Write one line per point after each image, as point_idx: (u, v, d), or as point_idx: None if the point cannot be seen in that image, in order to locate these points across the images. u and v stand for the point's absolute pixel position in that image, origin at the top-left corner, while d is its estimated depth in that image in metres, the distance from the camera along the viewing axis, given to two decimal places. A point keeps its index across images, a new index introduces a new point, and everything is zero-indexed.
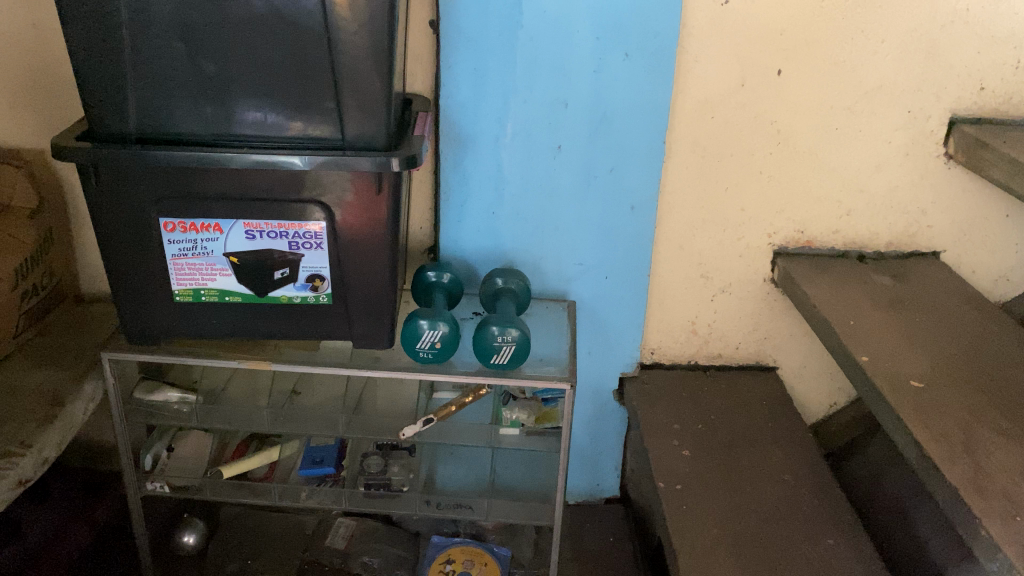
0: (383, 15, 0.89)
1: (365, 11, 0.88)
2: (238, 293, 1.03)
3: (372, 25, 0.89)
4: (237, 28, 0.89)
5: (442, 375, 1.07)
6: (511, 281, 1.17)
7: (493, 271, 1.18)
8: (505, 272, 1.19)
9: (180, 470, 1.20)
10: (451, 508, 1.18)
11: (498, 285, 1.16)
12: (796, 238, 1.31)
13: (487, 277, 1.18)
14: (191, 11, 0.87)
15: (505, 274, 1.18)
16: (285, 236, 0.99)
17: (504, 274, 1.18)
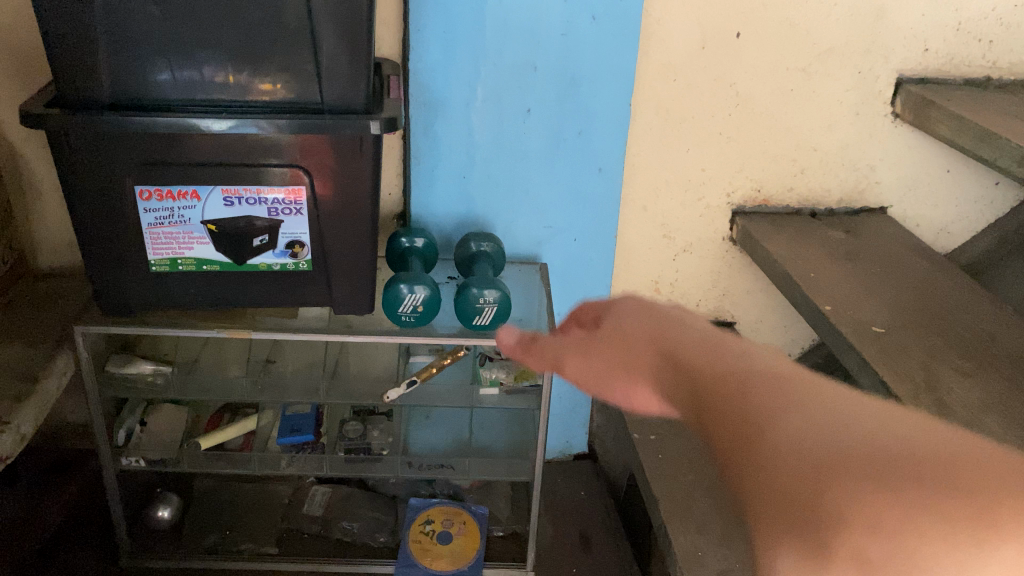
0: None
1: None
2: (216, 261, 1.03)
3: None
4: None
5: (425, 338, 1.08)
6: (482, 245, 1.19)
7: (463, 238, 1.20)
8: (474, 237, 1.20)
9: (156, 444, 1.19)
10: (433, 468, 1.20)
11: (470, 251, 1.18)
12: (754, 197, 1.36)
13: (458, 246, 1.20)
14: None
15: (474, 240, 1.19)
16: (263, 202, 0.99)
17: (473, 239, 1.19)
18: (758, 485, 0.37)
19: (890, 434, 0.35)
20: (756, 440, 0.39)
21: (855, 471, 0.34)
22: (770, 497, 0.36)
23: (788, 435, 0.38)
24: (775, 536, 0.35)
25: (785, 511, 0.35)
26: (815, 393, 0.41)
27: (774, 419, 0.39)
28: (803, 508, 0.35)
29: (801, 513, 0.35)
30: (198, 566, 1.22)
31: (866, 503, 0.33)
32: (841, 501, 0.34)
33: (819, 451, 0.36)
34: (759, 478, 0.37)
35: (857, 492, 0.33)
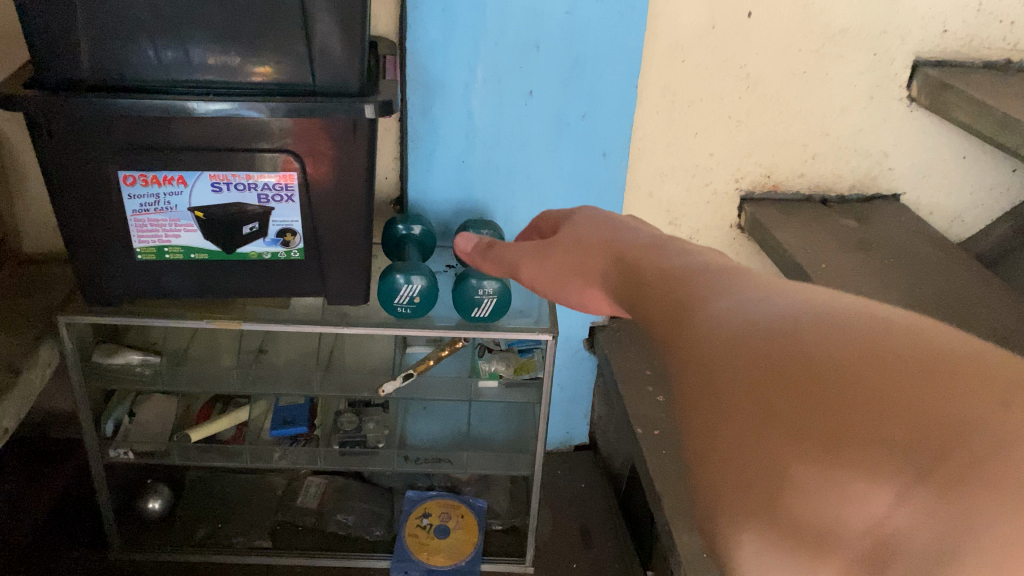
0: None
1: None
2: (204, 249, 0.99)
3: None
4: None
5: (421, 330, 1.04)
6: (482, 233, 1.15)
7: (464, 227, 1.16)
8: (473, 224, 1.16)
9: (145, 435, 1.16)
10: (429, 462, 1.16)
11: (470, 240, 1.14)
12: (763, 183, 1.31)
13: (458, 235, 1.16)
14: None
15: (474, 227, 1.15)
16: (253, 188, 0.94)
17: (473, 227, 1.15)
18: (688, 372, 0.39)
19: (811, 308, 0.37)
20: (693, 329, 0.40)
21: (772, 335, 0.36)
22: (698, 370, 0.38)
23: (713, 317, 0.40)
24: (706, 404, 0.37)
25: (708, 384, 0.37)
26: (764, 288, 0.42)
27: (709, 308, 0.41)
28: (724, 377, 0.36)
29: (723, 379, 0.36)
30: (189, 560, 1.19)
31: (774, 360, 0.34)
32: (754, 360, 0.35)
33: (740, 326, 0.38)
34: (689, 356, 0.39)
35: (767, 354, 0.35)
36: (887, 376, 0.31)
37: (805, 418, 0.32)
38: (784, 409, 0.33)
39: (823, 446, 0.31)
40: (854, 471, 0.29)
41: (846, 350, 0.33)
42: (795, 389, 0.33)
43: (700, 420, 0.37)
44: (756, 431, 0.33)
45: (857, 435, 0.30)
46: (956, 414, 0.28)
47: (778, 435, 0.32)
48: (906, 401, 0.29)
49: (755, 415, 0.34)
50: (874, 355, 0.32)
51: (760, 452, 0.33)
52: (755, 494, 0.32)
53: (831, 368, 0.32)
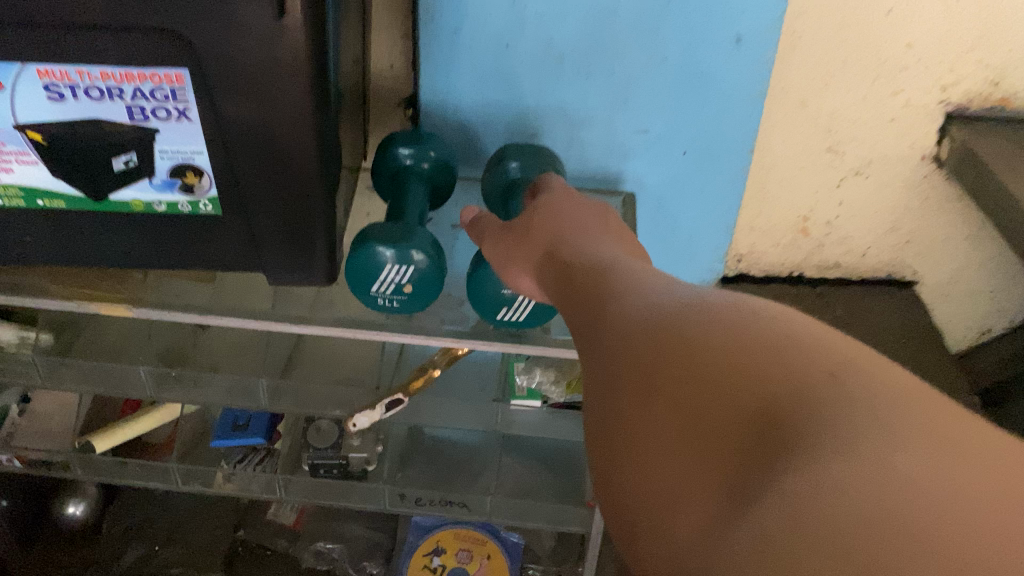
0: None
1: None
2: (57, 194, 0.59)
3: None
4: None
5: (414, 337, 0.64)
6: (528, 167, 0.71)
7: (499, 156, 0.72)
8: (515, 151, 0.72)
9: (38, 436, 0.81)
10: (437, 505, 0.79)
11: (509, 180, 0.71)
12: (987, 93, 0.82)
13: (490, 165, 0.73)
14: None
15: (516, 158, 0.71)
16: (118, 96, 0.53)
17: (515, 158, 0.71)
18: (601, 372, 0.35)
19: (713, 296, 0.34)
20: (599, 312, 0.38)
21: (663, 314, 0.34)
22: (597, 350, 0.37)
23: (631, 311, 0.36)
24: (608, 390, 0.34)
25: (601, 360, 0.36)
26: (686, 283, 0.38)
27: (613, 292, 0.39)
28: (620, 354, 0.34)
29: (620, 367, 0.34)
30: None
31: (660, 340, 0.33)
32: (641, 333, 0.34)
33: (643, 306, 0.36)
34: (594, 339, 0.37)
35: (665, 348, 0.32)
36: (769, 361, 0.29)
37: (676, 382, 0.31)
38: (665, 372, 0.31)
39: (688, 408, 0.30)
40: (717, 435, 0.28)
41: (725, 324, 0.31)
42: (680, 361, 0.31)
43: (608, 418, 0.34)
44: (634, 394, 0.32)
45: (727, 404, 0.28)
46: (812, 394, 0.27)
47: (654, 396, 0.31)
48: (778, 383, 0.28)
49: (640, 386, 0.32)
50: (739, 340, 0.30)
51: (631, 409, 0.32)
52: (634, 458, 0.31)
53: (705, 342, 0.31)
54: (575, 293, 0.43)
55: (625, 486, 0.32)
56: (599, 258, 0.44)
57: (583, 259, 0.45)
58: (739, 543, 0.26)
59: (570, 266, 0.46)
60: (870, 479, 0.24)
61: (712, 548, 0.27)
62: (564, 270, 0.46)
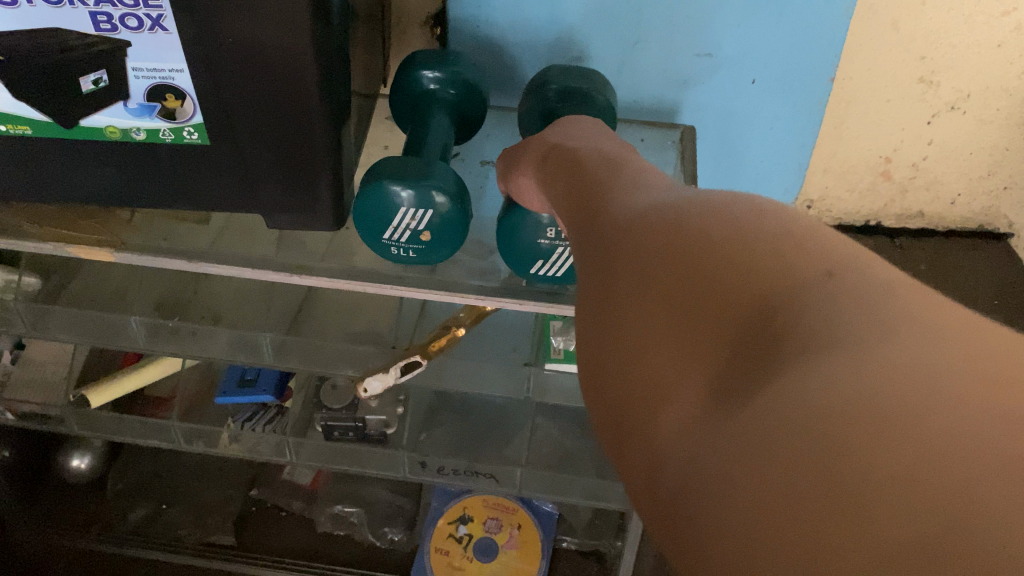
0: None
1: None
2: (21, 119, 0.50)
3: None
4: None
5: (432, 294, 0.56)
6: (568, 91, 0.60)
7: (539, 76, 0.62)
8: (559, 72, 0.62)
9: (34, 388, 0.74)
10: (463, 476, 0.71)
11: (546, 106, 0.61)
12: None
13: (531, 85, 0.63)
14: None
15: (556, 80, 0.61)
16: (80, 2, 0.44)
17: (554, 79, 0.61)
18: (581, 266, 0.30)
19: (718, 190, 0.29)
20: (594, 203, 0.32)
21: (659, 202, 0.28)
22: (584, 238, 0.31)
23: (628, 197, 0.31)
24: (584, 283, 0.29)
25: (585, 248, 0.30)
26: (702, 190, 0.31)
27: (611, 183, 0.33)
28: (606, 241, 0.29)
29: (600, 257, 0.28)
30: (116, 560, 0.82)
31: (646, 229, 0.27)
32: (633, 219, 0.28)
33: (641, 198, 0.30)
34: (584, 230, 0.32)
35: (650, 238, 0.26)
36: (775, 249, 0.23)
37: (658, 262, 0.25)
38: (651, 254, 0.26)
39: (668, 290, 0.24)
40: (701, 321, 0.23)
41: (730, 211, 0.26)
42: (670, 243, 0.25)
43: (578, 316, 0.28)
44: (608, 278, 0.27)
45: (718, 287, 0.23)
46: (820, 284, 0.21)
47: (633, 280, 0.26)
48: (776, 268, 0.22)
49: (615, 285, 0.26)
50: (736, 236, 0.24)
51: (607, 294, 0.27)
52: (602, 351, 0.26)
53: (699, 224, 0.25)
54: (570, 189, 0.36)
55: (591, 384, 0.26)
56: (623, 165, 0.35)
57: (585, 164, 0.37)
58: (707, 446, 0.21)
59: (566, 174, 0.38)
60: (858, 371, 0.19)
61: (682, 456, 0.21)
62: (563, 176, 0.38)
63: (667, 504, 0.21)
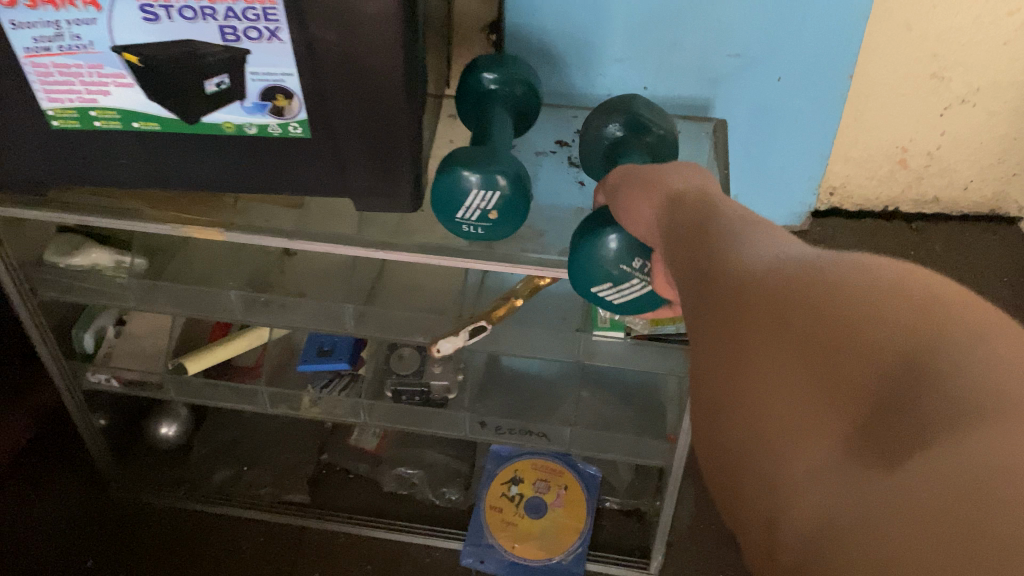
0: None
1: None
2: (152, 116, 0.60)
3: None
4: None
5: (498, 265, 0.64)
6: (643, 127, 0.63)
7: (624, 99, 0.65)
8: (642, 105, 0.65)
9: (135, 357, 0.84)
10: (518, 434, 0.79)
11: (615, 134, 0.63)
12: None
13: (612, 101, 0.65)
14: None
15: (639, 111, 0.63)
16: (211, 17, 0.53)
17: (638, 112, 0.63)
18: (711, 314, 0.34)
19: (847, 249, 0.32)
20: (714, 252, 0.36)
21: (790, 264, 0.32)
22: (709, 289, 0.35)
23: (755, 247, 0.35)
24: (718, 331, 0.33)
25: (713, 299, 0.34)
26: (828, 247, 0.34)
27: (732, 230, 0.37)
28: (739, 299, 0.33)
29: (735, 310, 0.33)
30: (203, 517, 0.91)
31: (778, 290, 0.31)
32: (765, 281, 0.32)
33: (772, 256, 0.33)
34: (705, 279, 0.35)
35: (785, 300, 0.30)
36: (909, 320, 0.27)
37: (798, 331, 0.29)
38: (790, 322, 0.30)
39: (812, 359, 0.28)
40: (847, 388, 0.27)
41: (868, 279, 0.29)
42: (809, 311, 0.29)
43: (713, 362, 0.33)
44: (747, 343, 0.31)
45: (862, 357, 0.27)
46: (957, 358, 0.25)
47: (777, 345, 0.30)
48: (920, 342, 0.26)
49: (754, 342, 0.31)
50: (864, 305, 0.28)
51: (747, 355, 0.31)
52: (748, 411, 0.30)
53: (834, 293, 0.29)
54: (690, 220, 0.40)
55: (736, 437, 0.31)
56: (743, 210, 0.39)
57: (710, 206, 0.41)
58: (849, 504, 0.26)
59: (685, 212, 0.41)
60: (971, 442, 0.23)
61: (821, 500, 0.27)
62: (684, 217, 0.41)
63: (806, 542, 0.27)
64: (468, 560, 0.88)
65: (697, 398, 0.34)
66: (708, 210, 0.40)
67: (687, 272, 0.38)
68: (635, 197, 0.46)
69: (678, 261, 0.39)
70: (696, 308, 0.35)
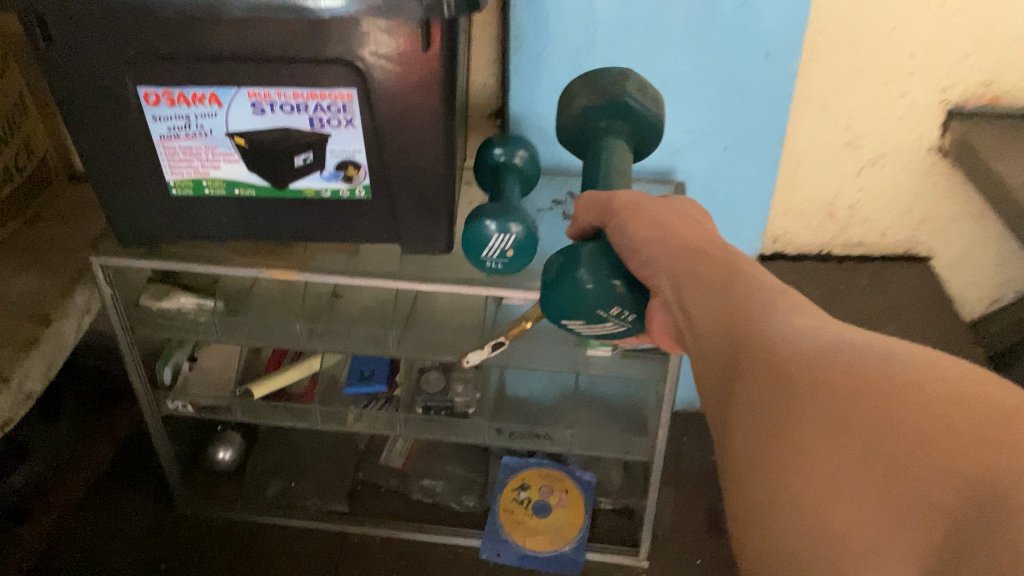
0: None
1: None
2: (250, 184, 0.79)
3: None
4: None
5: (515, 291, 0.83)
6: (639, 118, 0.71)
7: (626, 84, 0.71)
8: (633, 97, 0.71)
9: (206, 386, 1.01)
10: (527, 438, 0.96)
11: (610, 126, 0.71)
12: (979, 93, 0.98)
13: (612, 79, 0.71)
14: None
15: (641, 102, 0.70)
16: (304, 110, 0.73)
17: (639, 105, 0.70)
18: (763, 405, 0.37)
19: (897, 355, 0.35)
20: (757, 336, 0.40)
21: (837, 354, 0.36)
22: (748, 362, 0.39)
23: (799, 339, 0.38)
24: (775, 427, 0.36)
25: (763, 389, 0.37)
26: (847, 325, 0.40)
27: (769, 312, 0.41)
28: (793, 393, 0.36)
29: (796, 411, 0.35)
30: (257, 527, 1.07)
31: (841, 386, 0.34)
32: (816, 371, 0.36)
33: (822, 350, 0.37)
34: (746, 365, 0.39)
35: (852, 400, 0.33)
36: (962, 425, 0.30)
37: (859, 433, 0.32)
38: (851, 424, 0.33)
39: (874, 460, 0.31)
40: (906, 487, 0.30)
41: (918, 377, 0.33)
42: (862, 405, 0.33)
43: (771, 461, 0.35)
44: (803, 438, 0.34)
45: (921, 459, 0.30)
46: (1015, 464, 0.28)
47: (838, 444, 0.32)
48: (979, 449, 0.29)
49: (816, 441, 0.33)
50: (926, 415, 0.31)
51: (803, 450, 0.34)
52: (806, 501, 0.33)
53: (891, 398, 0.32)
54: (721, 294, 0.44)
55: (789, 528, 0.33)
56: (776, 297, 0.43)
57: (728, 268, 0.46)
58: None
59: (707, 275, 0.46)
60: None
61: None
62: (704, 274, 0.46)
63: None
64: (488, 554, 1.03)
65: (736, 486, 0.37)
66: (727, 266, 0.46)
67: (718, 338, 0.43)
68: (653, 233, 0.50)
69: (695, 308, 0.45)
70: (740, 393, 0.39)
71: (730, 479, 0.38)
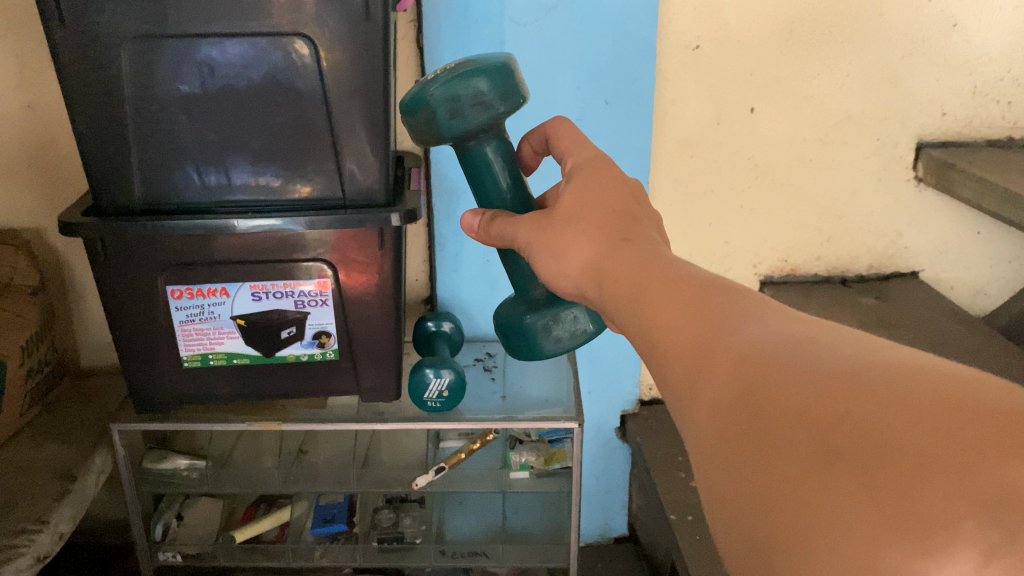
0: (362, 85, 0.86)
1: (347, 82, 0.86)
2: (246, 354, 1.04)
3: (354, 93, 0.87)
4: (254, 104, 0.86)
5: (450, 422, 1.08)
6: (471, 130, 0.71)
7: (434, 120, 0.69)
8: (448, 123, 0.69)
9: (190, 538, 1.19)
10: (466, 556, 1.18)
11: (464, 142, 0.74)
12: (781, 267, 1.34)
13: (420, 123, 0.70)
14: (205, 89, 0.85)
15: (459, 123, 0.69)
16: (290, 295, 1.00)
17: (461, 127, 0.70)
18: (750, 435, 0.39)
19: (875, 365, 0.38)
20: (723, 345, 0.44)
21: (848, 397, 0.36)
22: (707, 379, 0.44)
23: (770, 352, 0.42)
24: (771, 462, 0.37)
25: (736, 418, 0.40)
26: (793, 322, 0.45)
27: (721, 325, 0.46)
28: (773, 417, 0.38)
29: (793, 446, 0.36)
30: None
31: (836, 411, 0.36)
32: (805, 404, 0.37)
33: (786, 364, 0.40)
34: (722, 382, 0.43)
35: (859, 432, 0.34)
36: (956, 440, 0.31)
37: (853, 463, 0.33)
38: (843, 450, 0.34)
39: (876, 480, 0.32)
40: (912, 512, 0.31)
41: (903, 394, 0.35)
42: (852, 427, 0.34)
43: (762, 484, 0.37)
44: (793, 473, 0.35)
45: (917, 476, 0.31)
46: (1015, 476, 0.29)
47: (835, 473, 0.34)
48: (989, 477, 0.30)
49: (812, 472, 0.35)
50: (933, 441, 0.32)
51: (794, 472, 0.35)
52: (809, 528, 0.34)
53: (874, 407, 0.34)
54: (676, 303, 0.50)
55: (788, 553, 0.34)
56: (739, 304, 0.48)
57: (661, 283, 0.53)
58: None
59: (638, 287, 0.54)
60: None
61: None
62: (631, 282, 0.55)
63: None
64: None
65: (731, 517, 0.39)
66: (670, 284, 0.52)
67: (666, 357, 0.48)
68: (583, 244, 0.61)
69: (627, 313, 0.54)
70: (722, 424, 0.41)
71: (709, 503, 0.41)
